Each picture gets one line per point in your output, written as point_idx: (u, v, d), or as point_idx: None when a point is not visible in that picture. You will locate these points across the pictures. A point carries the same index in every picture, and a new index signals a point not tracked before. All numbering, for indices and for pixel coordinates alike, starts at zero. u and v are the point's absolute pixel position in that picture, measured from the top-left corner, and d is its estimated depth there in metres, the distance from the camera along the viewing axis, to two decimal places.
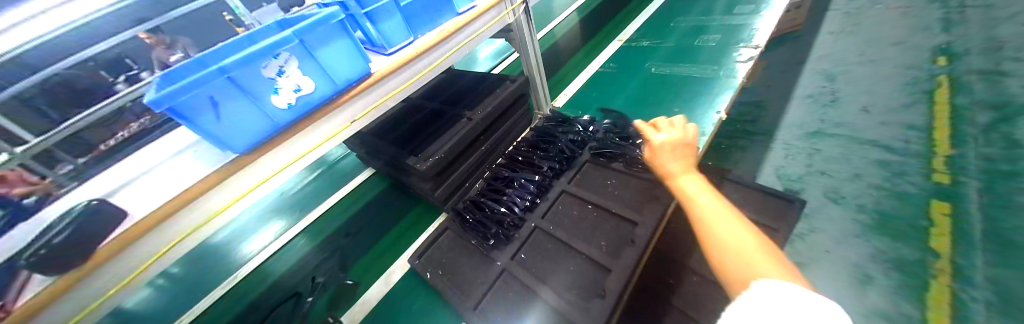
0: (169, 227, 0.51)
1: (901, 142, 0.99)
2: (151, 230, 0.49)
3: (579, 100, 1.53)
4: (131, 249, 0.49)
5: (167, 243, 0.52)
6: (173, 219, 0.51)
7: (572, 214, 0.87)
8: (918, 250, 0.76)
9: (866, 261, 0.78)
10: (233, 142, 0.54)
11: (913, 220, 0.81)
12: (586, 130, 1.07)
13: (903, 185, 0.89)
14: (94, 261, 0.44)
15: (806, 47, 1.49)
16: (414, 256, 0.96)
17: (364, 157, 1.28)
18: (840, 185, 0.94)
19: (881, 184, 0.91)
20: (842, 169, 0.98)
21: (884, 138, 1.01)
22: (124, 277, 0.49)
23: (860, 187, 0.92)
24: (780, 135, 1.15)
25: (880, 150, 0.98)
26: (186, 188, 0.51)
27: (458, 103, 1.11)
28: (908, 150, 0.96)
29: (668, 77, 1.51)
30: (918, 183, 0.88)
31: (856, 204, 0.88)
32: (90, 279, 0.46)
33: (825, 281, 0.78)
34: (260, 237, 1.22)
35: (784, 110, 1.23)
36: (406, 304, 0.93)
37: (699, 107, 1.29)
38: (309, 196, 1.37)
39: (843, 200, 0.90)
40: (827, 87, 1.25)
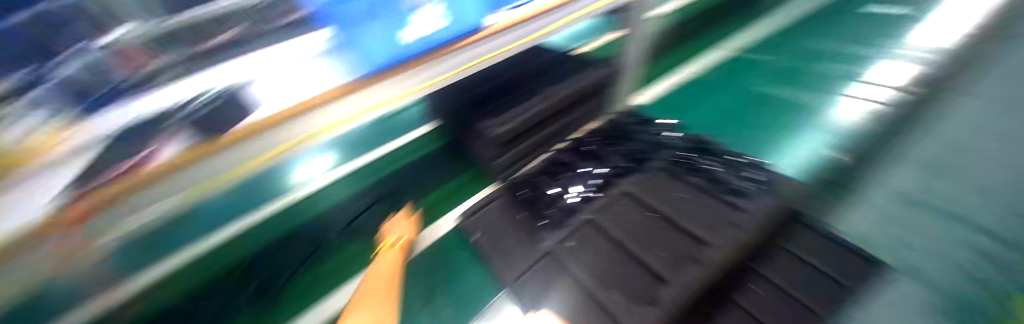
0: (275, 134, 0.45)
1: (992, 240, 0.96)
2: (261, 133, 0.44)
3: (663, 101, 1.41)
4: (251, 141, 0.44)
5: (281, 144, 0.46)
6: (283, 126, 0.45)
7: (633, 217, 0.83)
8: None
9: None
10: (364, 61, 0.52)
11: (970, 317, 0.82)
12: (662, 136, 1.02)
13: (975, 284, 0.88)
14: (226, 140, 0.42)
15: (940, 105, 1.29)
16: (464, 214, 0.99)
17: (435, 108, 1.28)
18: (916, 262, 0.91)
19: (961, 270, 0.90)
20: (926, 246, 0.94)
21: (976, 231, 0.98)
22: (230, 169, 0.44)
23: (937, 269, 0.90)
24: (875, 194, 1.04)
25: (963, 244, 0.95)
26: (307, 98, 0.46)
27: (541, 75, 1.07)
28: (997, 251, 0.93)
29: (770, 98, 1.35)
30: (987, 286, 0.87)
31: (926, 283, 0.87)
32: (194, 166, 0.41)
33: None
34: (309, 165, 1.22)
35: (889, 169, 1.10)
36: (446, 254, 0.98)
37: (799, 140, 1.18)
38: (364, 139, 1.34)
39: (915, 275, 0.88)
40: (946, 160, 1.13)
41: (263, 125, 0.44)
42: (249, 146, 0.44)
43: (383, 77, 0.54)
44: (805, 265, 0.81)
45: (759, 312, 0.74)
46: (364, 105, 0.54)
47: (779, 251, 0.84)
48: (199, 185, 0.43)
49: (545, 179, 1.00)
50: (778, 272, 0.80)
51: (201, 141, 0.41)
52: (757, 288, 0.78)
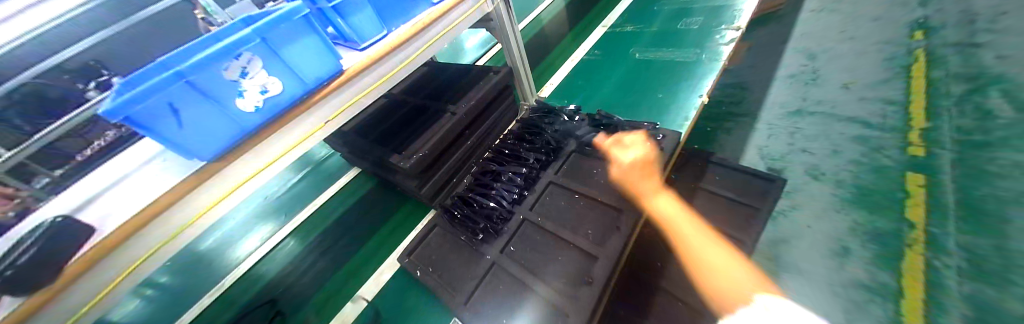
0: (132, 249, 0.49)
1: (878, 117, 1.04)
2: (116, 250, 0.47)
3: (565, 89, 1.53)
4: (111, 260, 0.47)
5: (151, 247, 0.51)
6: (136, 239, 0.49)
7: (560, 205, 0.87)
8: (893, 221, 0.82)
9: (843, 235, 0.83)
10: (198, 151, 0.52)
11: (892, 190, 0.87)
12: (572, 120, 1.07)
13: (879, 158, 0.94)
14: (66, 276, 0.43)
15: (786, 27, 1.53)
16: (404, 254, 0.95)
17: (347, 155, 1.27)
18: (820, 162, 0.99)
19: (858, 159, 0.96)
20: (821, 146, 1.03)
21: (864, 114, 1.06)
22: (99, 292, 0.48)
23: (839, 163, 0.97)
24: (764, 115, 1.19)
25: (858, 126, 1.04)
26: (151, 204, 0.49)
27: (441, 98, 1.10)
28: (885, 124, 1.01)
29: (652, 62, 1.52)
30: (897, 157, 0.93)
31: (835, 180, 0.94)
32: (55, 304, 0.44)
33: (805, 253, 0.82)
34: (251, 240, 1.20)
35: (768, 91, 1.27)
36: (400, 297, 0.93)
37: (682, 92, 1.32)
38: (293, 200, 1.34)
39: (823, 177, 0.96)
40: (809, 66, 1.30)
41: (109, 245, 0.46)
42: (110, 264, 0.47)
43: (234, 156, 0.55)
44: (723, 198, 0.95)
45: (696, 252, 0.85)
46: (216, 196, 0.56)
47: (701, 193, 0.99)
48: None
49: (476, 192, 1.00)
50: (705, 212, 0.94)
51: (28, 297, 0.41)
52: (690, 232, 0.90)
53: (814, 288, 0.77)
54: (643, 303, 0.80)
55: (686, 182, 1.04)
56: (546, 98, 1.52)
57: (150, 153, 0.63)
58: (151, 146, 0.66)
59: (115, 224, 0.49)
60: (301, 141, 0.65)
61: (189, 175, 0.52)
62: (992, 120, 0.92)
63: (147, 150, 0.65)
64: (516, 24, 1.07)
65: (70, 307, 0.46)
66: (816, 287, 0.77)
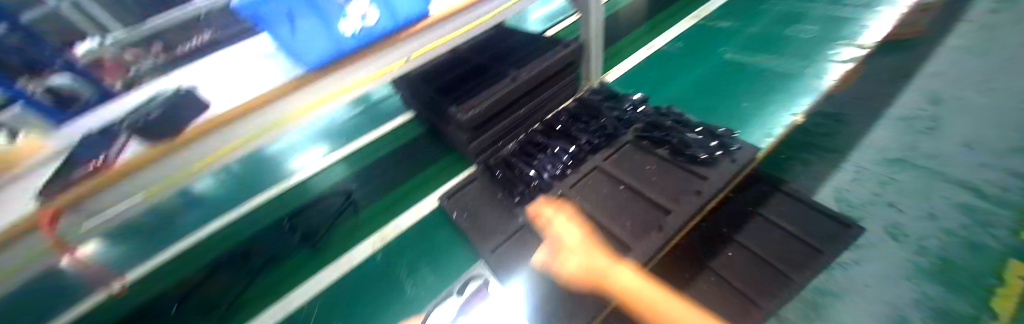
0: (235, 129, 0.53)
1: (999, 188, 0.85)
2: (221, 127, 0.52)
3: (636, 76, 1.45)
4: (217, 135, 0.51)
5: (248, 133, 0.55)
6: (239, 122, 0.53)
7: (602, 191, 0.86)
8: (973, 307, 0.69)
9: (905, 305, 0.72)
10: (304, 59, 0.57)
11: (977, 272, 0.73)
12: (634, 111, 1.02)
13: (984, 238, 0.78)
14: (186, 137, 0.49)
15: (918, 56, 1.26)
16: (444, 196, 1.01)
17: (406, 97, 1.33)
18: (903, 221, 0.85)
19: (955, 230, 0.80)
20: (915, 204, 0.87)
21: (978, 179, 0.88)
22: (199, 162, 0.52)
23: (928, 228, 0.82)
24: (850, 154, 1.03)
25: (970, 194, 0.86)
26: (255, 97, 0.55)
27: (506, 60, 1.09)
28: (1002, 198, 0.83)
29: (742, 66, 1.39)
30: (1004, 239, 0.77)
31: (917, 246, 0.80)
32: (166, 157, 0.49)
33: (852, 311, 0.74)
34: (305, 155, 1.35)
35: (865, 127, 1.08)
36: (431, 234, 0.99)
37: (772, 105, 1.21)
38: (353, 129, 1.45)
39: (903, 238, 0.82)
40: (930, 109, 1.07)
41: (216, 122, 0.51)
42: (217, 138, 0.51)
43: (329, 72, 0.60)
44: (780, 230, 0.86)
45: (734, 275, 0.80)
46: (307, 100, 0.59)
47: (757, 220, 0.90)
48: (171, 177, 0.51)
49: (520, 159, 1.02)
50: (755, 239, 0.86)
51: (155, 145, 0.48)
52: (732, 254, 0.85)
53: None
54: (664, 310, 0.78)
55: (744, 205, 0.94)
56: (610, 83, 1.46)
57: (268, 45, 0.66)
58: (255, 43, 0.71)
59: (223, 104, 0.54)
60: (380, 73, 0.69)
61: (291, 77, 0.57)
62: None
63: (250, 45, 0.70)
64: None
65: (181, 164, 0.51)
66: None
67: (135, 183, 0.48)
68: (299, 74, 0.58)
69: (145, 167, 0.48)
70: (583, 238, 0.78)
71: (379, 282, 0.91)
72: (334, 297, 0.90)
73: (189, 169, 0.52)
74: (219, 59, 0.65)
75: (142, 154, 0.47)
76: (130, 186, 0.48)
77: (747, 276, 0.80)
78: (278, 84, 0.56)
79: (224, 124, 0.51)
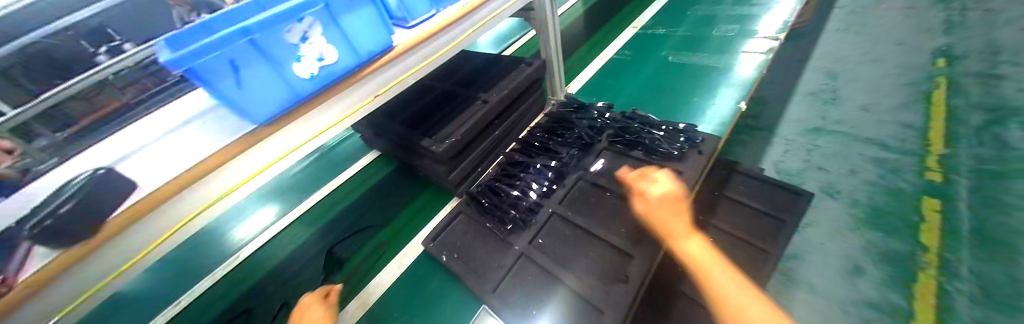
0: (180, 202, 0.50)
1: (896, 140, 1.10)
2: (164, 203, 0.47)
3: (594, 86, 1.52)
4: (151, 219, 0.48)
5: (194, 206, 0.52)
6: (183, 195, 0.49)
7: (591, 201, 0.87)
8: (907, 244, 0.87)
9: (858, 254, 0.88)
10: (254, 114, 0.52)
11: (906, 213, 0.93)
12: (602, 117, 1.06)
13: (897, 182, 1.00)
14: (102, 235, 0.43)
15: (809, 45, 1.56)
16: (428, 238, 0.95)
17: (370, 139, 1.28)
18: (836, 181, 1.04)
19: (875, 181, 1.02)
20: (838, 165, 1.08)
21: (879, 136, 1.13)
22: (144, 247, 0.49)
23: (855, 183, 1.02)
24: (781, 129, 1.25)
25: (876, 149, 1.09)
26: (198, 163, 0.49)
27: (473, 84, 1.08)
28: (902, 147, 1.08)
29: (683, 65, 1.53)
30: (911, 181, 0.99)
31: (849, 199, 0.99)
32: (96, 255, 0.44)
33: (815, 271, 0.88)
34: (252, 221, 1.21)
35: (787, 107, 1.32)
36: (419, 290, 0.90)
37: (714, 97, 1.34)
38: (310, 180, 1.34)
39: (838, 195, 1.01)
40: (829, 85, 1.35)
41: (157, 198, 0.46)
42: (147, 223, 0.48)
43: (287, 121, 0.56)
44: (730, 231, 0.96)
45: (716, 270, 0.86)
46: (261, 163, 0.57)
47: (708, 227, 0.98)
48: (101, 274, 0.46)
49: (503, 182, 0.99)
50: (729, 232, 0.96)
51: (63, 251, 0.41)
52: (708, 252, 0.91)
53: (824, 305, 0.82)
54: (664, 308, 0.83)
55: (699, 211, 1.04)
56: (573, 95, 1.51)
57: (192, 113, 0.65)
58: (188, 110, 0.68)
59: (155, 181, 0.49)
60: (327, 127, 0.63)
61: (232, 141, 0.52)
62: (1009, 151, 0.99)
63: (184, 113, 0.67)
64: (556, 11, 1.03)
65: (112, 262, 0.47)
66: (828, 303, 0.82)
67: (56, 292, 0.43)
68: (251, 128, 0.53)
69: (60, 274, 0.42)
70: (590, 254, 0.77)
71: None
72: None
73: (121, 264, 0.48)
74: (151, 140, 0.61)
75: (115, 219, 0.44)
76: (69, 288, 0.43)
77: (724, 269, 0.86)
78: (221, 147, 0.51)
79: (171, 195, 0.47)
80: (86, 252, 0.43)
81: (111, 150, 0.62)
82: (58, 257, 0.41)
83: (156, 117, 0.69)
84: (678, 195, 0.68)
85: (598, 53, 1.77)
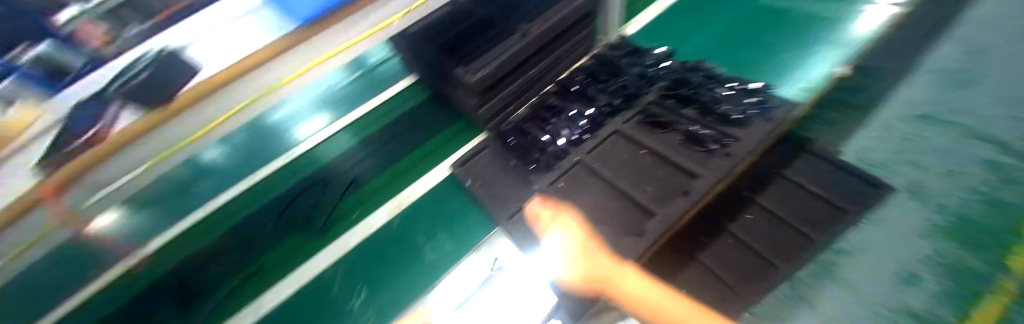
0: (249, 84, 0.43)
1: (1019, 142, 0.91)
2: (233, 83, 0.41)
3: (659, 28, 1.31)
4: (208, 106, 0.41)
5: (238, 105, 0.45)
6: (246, 79, 0.42)
7: (622, 155, 0.81)
8: (986, 263, 0.79)
9: (919, 262, 0.80)
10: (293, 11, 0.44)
11: (995, 229, 0.82)
12: (656, 66, 0.94)
13: (1001, 193, 0.85)
14: (177, 105, 0.38)
15: None
16: (455, 164, 0.98)
17: (407, 59, 1.24)
18: (926, 179, 0.89)
19: (975, 187, 0.87)
20: (938, 162, 0.91)
21: (1001, 134, 0.93)
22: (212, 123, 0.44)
23: (948, 186, 0.88)
24: (885, 110, 1.01)
25: (992, 151, 0.91)
26: (253, 52, 0.42)
27: (516, 13, 0.98)
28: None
29: (778, 11, 1.25)
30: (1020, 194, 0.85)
31: (935, 204, 0.86)
32: (166, 130, 0.39)
33: (861, 271, 0.81)
34: (311, 125, 1.30)
35: (905, 80, 1.05)
36: (441, 208, 0.97)
37: (808, 58, 1.11)
38: (352, 96, 1.38)
39: (923, 196, 0.87)
40: (968, 62, 1.06)
41: (221, 79, 0.40)
42: (220, 102, 0.42)
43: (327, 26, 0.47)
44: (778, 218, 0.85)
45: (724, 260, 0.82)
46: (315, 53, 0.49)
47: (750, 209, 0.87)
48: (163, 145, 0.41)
49: (533, 124, 0.95)
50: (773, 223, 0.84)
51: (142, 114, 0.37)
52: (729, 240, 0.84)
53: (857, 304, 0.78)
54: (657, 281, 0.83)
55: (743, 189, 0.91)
56: (632, 37, 1.32)
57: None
58: None
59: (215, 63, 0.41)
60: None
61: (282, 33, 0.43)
62: None
63: None
64: None
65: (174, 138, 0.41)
66: (863, 303, 0.78)
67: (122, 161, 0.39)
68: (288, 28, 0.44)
69: (120, 148, 0.37)
70: (607, 206, 0.75)
71: (390, 250, 0.92)
72: (350, 267, 0.92)
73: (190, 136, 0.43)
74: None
75: (184, 95, 0.38)
76: (150, 150, 0.40)
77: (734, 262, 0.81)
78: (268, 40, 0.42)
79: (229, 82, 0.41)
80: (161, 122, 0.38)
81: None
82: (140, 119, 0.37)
83: None
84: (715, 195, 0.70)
85: None
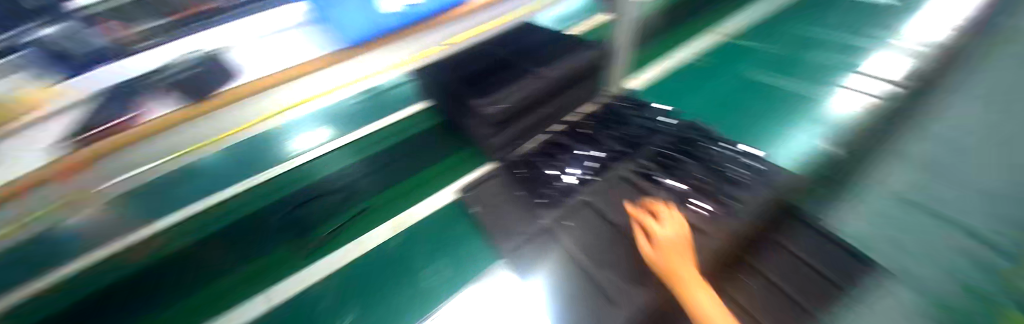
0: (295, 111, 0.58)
1: (991, 232, 1.00)
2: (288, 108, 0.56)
3: (663, 87, 1.45)
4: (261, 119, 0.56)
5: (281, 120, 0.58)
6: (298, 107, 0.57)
7: (625, 200, 0.85)
8: None
9: None
10: (342, 34, 0.49)
11: (970, 313, 0.86)
12: (660, 120, 1.03)
13: (974, 277, 0.92)
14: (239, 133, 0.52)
15: (935, 102, 1.34)
16: (462, 190, 1.02)
17: (424, 84, 1.29)
18: (910, 264, 0.94)
19: (954, 272, 0.93)
20: (919, 244, 0.98)
21: (976, 224, 1.01)
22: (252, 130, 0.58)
23: (931, 271, 0.93)
24: (873, 188, 1.08)
25: (964, 236, 0.99)
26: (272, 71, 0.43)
27: (532, 56, 1.09)
28: (995, 242, 0.98)
29: (766, 86, 1.42)
30: (987, 284, 0.91)
31: (918, 284, 0.91)
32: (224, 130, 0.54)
33: None
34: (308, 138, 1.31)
35: (889, 165, 1.14)
36: (443, 232, 0.97)
37: (797, 131, 1.22)
38: (361, 115, 1.42)
39: (907, 277, 0.92)
40: (941, 156, 1.18)
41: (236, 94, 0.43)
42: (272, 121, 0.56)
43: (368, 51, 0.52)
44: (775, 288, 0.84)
45: None
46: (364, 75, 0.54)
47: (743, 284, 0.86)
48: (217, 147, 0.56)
49: (542, 160, 1.01)
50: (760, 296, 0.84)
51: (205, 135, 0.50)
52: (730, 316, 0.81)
53: None
54: None
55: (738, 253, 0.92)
56: (638, 91, 1.45)
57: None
58: None
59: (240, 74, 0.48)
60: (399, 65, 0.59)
61: (323, 53, 0.48)
62: None
63: None
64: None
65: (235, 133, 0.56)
66: None
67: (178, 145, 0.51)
68: (336, 47, 0.49)
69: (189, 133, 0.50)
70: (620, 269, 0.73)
71: (389, 272, 0.90)
72: (346, 283, 0.90)
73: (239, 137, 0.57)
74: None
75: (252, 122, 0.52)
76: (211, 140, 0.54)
77: None
78: (312, 56, 0.46)
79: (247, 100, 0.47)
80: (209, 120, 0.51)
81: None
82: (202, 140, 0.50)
83: None
84: (682, 237, 0.71)
85: (676, 50, 1.65)
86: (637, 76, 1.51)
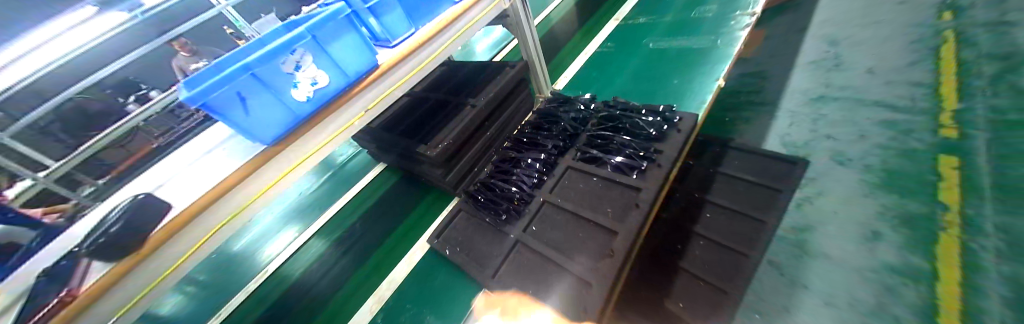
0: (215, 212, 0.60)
1: (906, 100, 1.06)
2: (207, 209, 0.58)
3: (580, 80, 1.59)
4: (183, 233, 0.57)
5: (205, 230, 0.60)
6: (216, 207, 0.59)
7: (578, 188, 0.92)
8: (925, 204, 0.83)
9: (873, 219, 0.85)
10: (262, 135, 0.62)
11: (919, 174, 0.88)
12: (586, 108, 1.12)
13: (908, 141, 0.97)
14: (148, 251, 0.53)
15: (808, 15, 1.59)
16: (432, 236, 1.02)
17: (375, 152, 1.37)
18: (845, 147, 1.03)
19: (889, 144, 0.98)
20: (846, 131, 1.07)
21: (887, 96, 1.09)
22: (182, 255, 0.58)
23: (866, 148, 1.00)
24: (785, 103, 1.26)
25: (884, 110, 1.06)
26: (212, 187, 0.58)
27: (461, 93, 1.17)
28: (913, 107, 1.03)
29: (666, 51, 1.58)
30: (925, 139, 0.95)
31: (862, 166, 0.97)
32: (146, 262, 0.54)
33: (831, 240, 0.86)
34: (277, 241, 1.29)
35: (789, 79, 1.34)
36: (427, 283, 0.98)
37: (700, 77, 1.34)
38: (325, 197, 1.44)
39: (849, 162, 0.99)
40: (831, 52, 1.35)
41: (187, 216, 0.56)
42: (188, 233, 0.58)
43: (289, 142, 0.65)
44: (724, 210, 0.99)
45: (701, 270, 0.89)
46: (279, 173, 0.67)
47: (702, 219, 1.00)
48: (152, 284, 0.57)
49: (497, 179, 1.05)
50: (717, 224, 0.97)
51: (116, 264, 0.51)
52: (698, 249, 0.94)
53: (839, 272, 0.80)
54: (647, 309, 0.89)
55: (689, 193, 1.09)
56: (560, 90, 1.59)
57: (225, 135, 0.77)
58: (217, 135, 0.78)
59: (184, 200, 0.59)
60: (323, 144, 0.72)
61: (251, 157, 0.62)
62: None
63: (212, 140, 0.77)
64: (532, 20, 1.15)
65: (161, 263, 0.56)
66: (844, 273, 0.79)
67: (107, 300, 0.52)
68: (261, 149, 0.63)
69: (110, 286, 0.51)
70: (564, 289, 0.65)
71: None
72: None
73: (169, 267, 0.58)
74: (174, 172, 0.71)
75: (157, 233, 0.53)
76: (137, 280, 0.54)
77: (715, 270, 0.88)
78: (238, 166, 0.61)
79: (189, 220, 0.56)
80: (135, 263, 0.52)
81: (164, 170, 0.76)
82: (113, 268, 0.51)
83: (177, 150, 0.80)
84: None
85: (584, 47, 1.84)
86: (555, 80, 1.65)
